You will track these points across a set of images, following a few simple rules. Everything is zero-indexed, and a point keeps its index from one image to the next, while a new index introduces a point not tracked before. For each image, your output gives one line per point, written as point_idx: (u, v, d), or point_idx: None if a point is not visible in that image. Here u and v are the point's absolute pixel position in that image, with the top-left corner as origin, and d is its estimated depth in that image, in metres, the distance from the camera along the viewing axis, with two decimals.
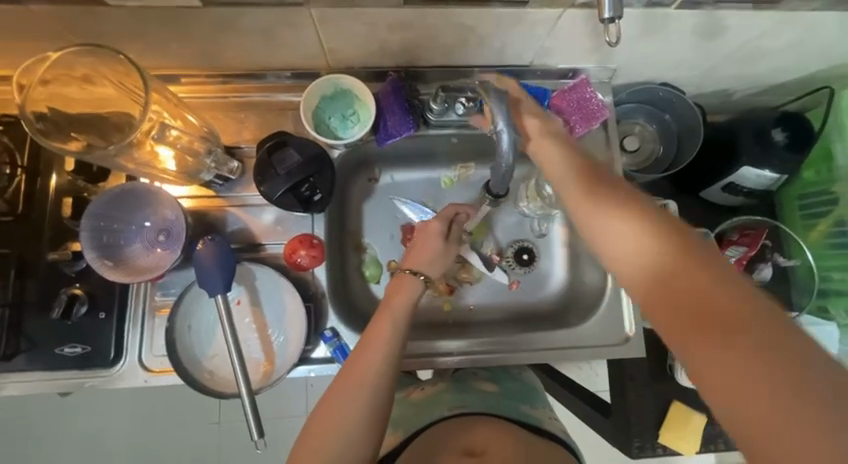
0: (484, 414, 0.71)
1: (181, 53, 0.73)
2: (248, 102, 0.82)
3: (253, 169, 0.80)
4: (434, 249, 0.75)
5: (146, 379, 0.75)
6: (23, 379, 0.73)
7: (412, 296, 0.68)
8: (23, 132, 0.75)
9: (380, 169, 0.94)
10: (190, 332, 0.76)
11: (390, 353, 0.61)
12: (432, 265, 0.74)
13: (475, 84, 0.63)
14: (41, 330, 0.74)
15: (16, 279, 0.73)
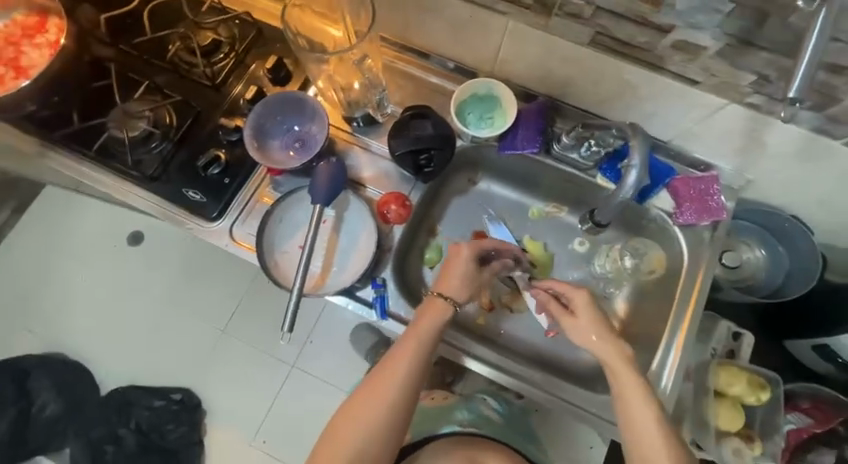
0: (493, 439, 0.91)
1: (385, 15, 0.87)
2: (409, 74, 0.93)
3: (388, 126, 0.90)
4: (465, 271, 0.79)
5: (227, 245, 0.86)
6: (148, 199, 0.86)
7: (440, 319, 0.76)
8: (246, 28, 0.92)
9: (481, 175, 1.01)
10: (277, 223, 0.86)
11: (412, 371, 0.74)
12: (461, 285, 0.79)
13: (623, 126, 0.74)
14: (181, 170, 0.87)
15: (187, 126, 0.87)
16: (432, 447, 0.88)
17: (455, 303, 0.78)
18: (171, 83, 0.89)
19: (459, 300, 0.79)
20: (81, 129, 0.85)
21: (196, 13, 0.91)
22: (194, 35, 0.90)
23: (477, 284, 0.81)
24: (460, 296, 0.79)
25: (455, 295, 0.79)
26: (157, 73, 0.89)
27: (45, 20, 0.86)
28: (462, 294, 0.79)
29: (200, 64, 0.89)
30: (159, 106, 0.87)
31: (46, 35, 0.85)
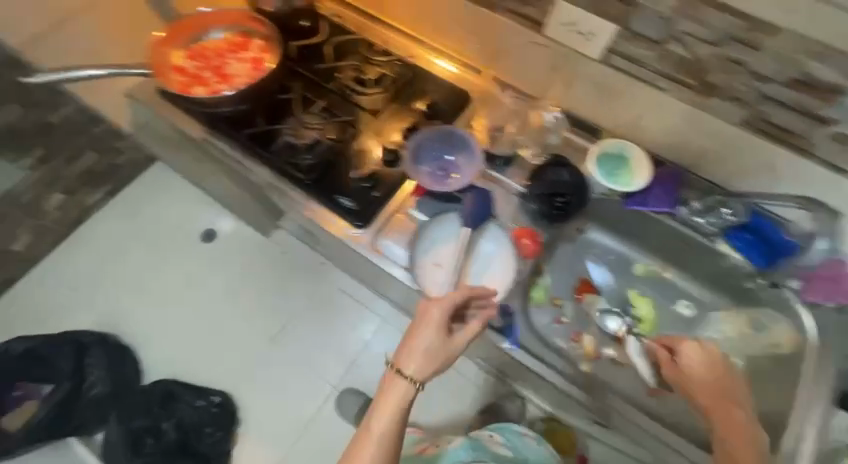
0: None
1: (533, 75, 0.97)
2: (543, 125, 0.99)
3: (523, 169, 0.98)
4: (426, 350, 0.72)
5: (367, 254, 0.92)
6: (303, 200, 0.94)
7: (403, 399, 0.70)
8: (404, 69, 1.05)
9: (590, 226, 1.07)
10: (423, 238, 0.91)
11: (394, 438, 0.69)
12: (424, 361, 0.72)
13: (783, 196, 0.88)
14: (337, 178, 0.94)
15: (347, 142, 0.98)
16: None
17: (419, 383, 0.71)
18: (337, 104, 1.01)
19: (422, 379, 0.71)
20: (259, 133, 0.96)
21: (365, 49, 1.06)
22: (362, 69, 1.04)
23: (447, 356, 0.73)
24: (423, 372, 0.72)
25: (415, 372, 0.71)
26: (326, 94, 1.01)
27: (250, 39, 1.01)
28: (426, 370, 0.72)
29: (364, 93, 1.02)
30: (326, 121, 0.99)
31: (249, 53, 0.99)
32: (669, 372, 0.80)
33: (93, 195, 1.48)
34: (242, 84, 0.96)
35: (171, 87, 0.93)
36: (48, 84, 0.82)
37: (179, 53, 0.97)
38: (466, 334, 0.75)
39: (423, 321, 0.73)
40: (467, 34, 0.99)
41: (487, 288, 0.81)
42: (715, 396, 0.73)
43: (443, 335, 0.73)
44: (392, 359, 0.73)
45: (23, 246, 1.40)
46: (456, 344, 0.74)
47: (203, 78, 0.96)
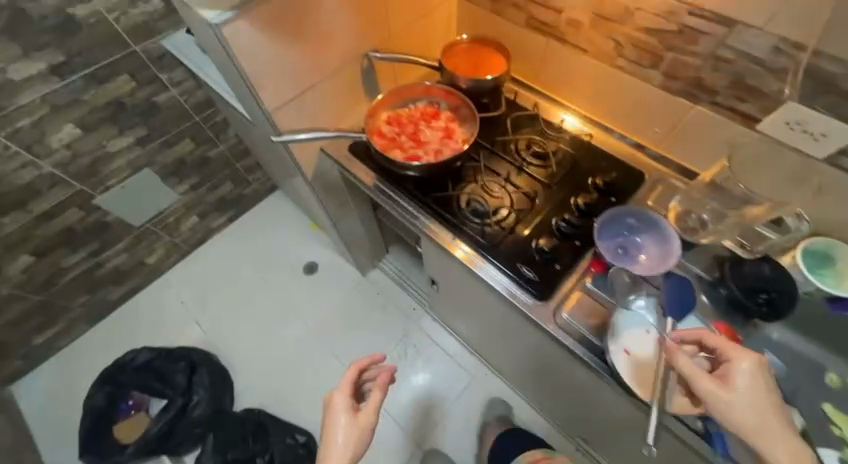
0: None
1: (720, 165, 0.96)
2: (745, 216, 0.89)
3: (709, 257, 0.92)
4: (332, 429, 0.82)
5: (551, 328, 0.89)
6: (480, 264, 0.96)
7: None
8: (577, 145, 1.10)
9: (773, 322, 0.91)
10: (620, 321, 0.87)
11: None
12: (343, 453, 0.80)
13: None
14: (515, 246, 0.96)
15: (525, 211, 1.00)
16: None
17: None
18: (512, 173, 1.07)
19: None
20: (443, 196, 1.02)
21: (534, 122, 1.14)
22: (535, 141, 1.10)
23: (354, 450, 0.81)
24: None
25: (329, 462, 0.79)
26: (502, 163, 1.08)
27: (440, 110, 1.11)
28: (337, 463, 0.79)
29: (537, 164, 1.07)
30: (504, 189, 1.03)
31: (441, 122, 1.08)
32: (687, 367, 0.71)
33: (218, 219, 1.95)
34: (436, 150, 1.04)
35: (375, 147, 1.02)
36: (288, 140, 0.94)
37: (379, 116, 1.08)
38: (373, 405, 0.85)
39: (341, 387, 0.87)
40: (649, 119, 1.03)
41: (372, 357, 0.94)
42: (758, 406, 0.67)
43: (349, 403, 0.85)
44: (331, 405, 0.85)
45: (156, 259, 1.85)
46: (367, 419, 0.84)
47: (401, 141, 1.06)
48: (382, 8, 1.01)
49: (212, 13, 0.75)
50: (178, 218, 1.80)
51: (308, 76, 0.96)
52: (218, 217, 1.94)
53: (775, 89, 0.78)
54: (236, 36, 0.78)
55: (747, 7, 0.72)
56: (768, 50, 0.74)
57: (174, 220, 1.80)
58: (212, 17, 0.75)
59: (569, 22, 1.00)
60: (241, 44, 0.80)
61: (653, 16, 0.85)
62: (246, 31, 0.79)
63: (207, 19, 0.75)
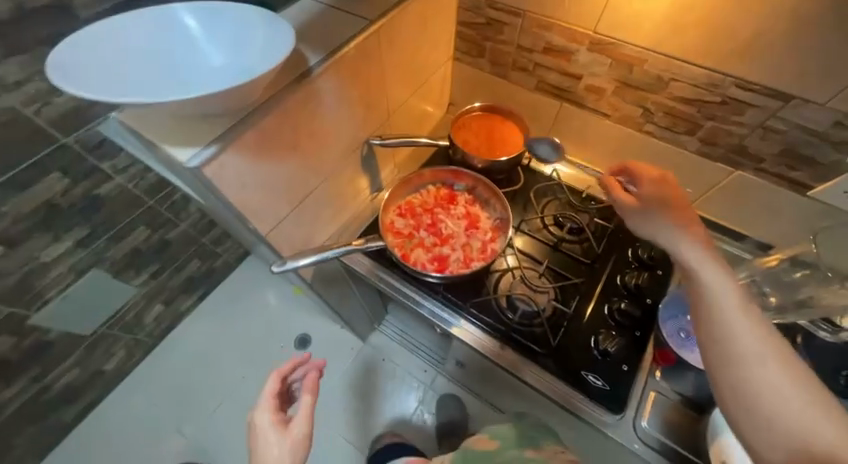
0: None
1: (764, 223, 0.90)
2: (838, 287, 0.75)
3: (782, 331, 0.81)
4: (272, 457, 0.68)
5: (637, 447, 0.79)
6: (539, 376, 0.82)
7: None
8: (606, 211, 1.00)
9: None
10: (727, 441, 0.71)
11: None
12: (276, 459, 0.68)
13: None
14: (574, 349, 0.83)
15: (573, 300, 0.88)
16: None
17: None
18: (546, 255, 0.95)
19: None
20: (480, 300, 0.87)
21: (554, 189, 1.04)
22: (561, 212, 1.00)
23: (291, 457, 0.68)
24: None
25: None
26: (532, 245, 0.96)
27: (456, 194, 0.98)
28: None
29: (571, 240, 0.96)
30: (545, 276, 0.90)
31: (461, 209, 0.95)
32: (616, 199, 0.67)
33: (187, 300, 1.60)
34: (463, 245, 0.90)
35: (393, 251, 0.86)
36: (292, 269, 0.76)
37: (389, 212, 0.93)
38: (306, 408, 0.72)
39: (261, 404, 0.75)
40: (680, 179, 0.96)
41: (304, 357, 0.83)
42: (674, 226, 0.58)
43: (274, 421, 0.73)
44: (261, 425, 0.72)
45: (115, 364, 1.45)
46: (298, 430, 0.70)
47: (420, 241, 0.91)
48: (382, 90, 0.87)
49: (188, 152, 0.56)
50: (137, 312, 1.42)
51: (303, 187, 0.79)
52: (187, 296, 1.58)
53: (832, 159, 0.73)
54: (221, 172, 0.59)
55: (807, 83, 0.66)
56: (829, 124, 0.69)
57: (134, 317, 1.42)
58: (187, 157, 0.55)
59: (588, 87, 0.92)
60: (227, 182, 0.61)
61: (692, 86, 0.77)
62: (233, 164, 0.61)
63: (179, 160, 0.55)
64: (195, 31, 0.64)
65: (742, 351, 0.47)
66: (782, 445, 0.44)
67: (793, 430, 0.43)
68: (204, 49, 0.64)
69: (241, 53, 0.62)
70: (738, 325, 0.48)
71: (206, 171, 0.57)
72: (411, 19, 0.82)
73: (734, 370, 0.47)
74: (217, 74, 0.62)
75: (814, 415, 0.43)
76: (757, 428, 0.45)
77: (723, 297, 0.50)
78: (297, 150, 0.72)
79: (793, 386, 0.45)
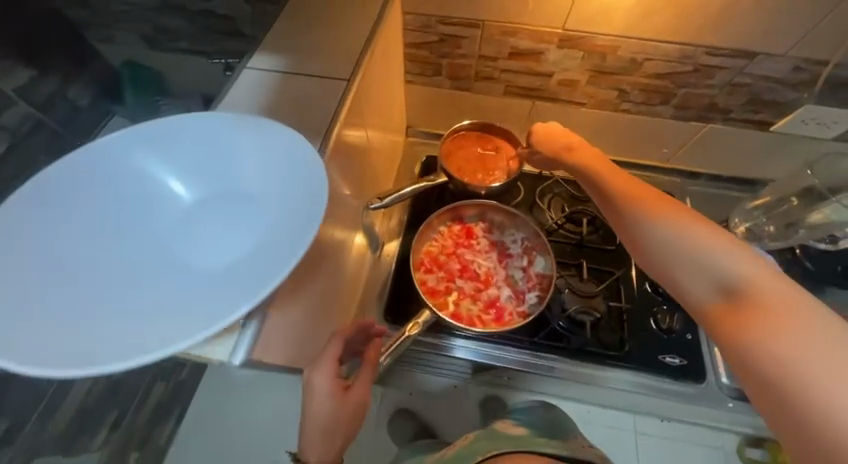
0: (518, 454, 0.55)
1: (733, 162, 0.99)
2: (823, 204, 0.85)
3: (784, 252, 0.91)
4: (324, 421, 0.54)
5: (731, 406, 0.82)
6: (622, 374, 0.84)
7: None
8: None
9: None
10: None
11: None
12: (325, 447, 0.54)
13: None
14: (643, 337, 0.86)
15: (619, 290, 0.90)
16: None
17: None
18: (575, 255, 0.94)
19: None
20: (545, 327, 0.86)
21: (552, 185, 1.03)
22: (569, 208, 1.00)
23: (347, 431, 0.55)
24: (325, 458, 0.55)
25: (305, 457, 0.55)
26: (559, 250, 0.95)
27: (470, 226, 0.92)
28: (326, 455, 0.55)
29: (588, 232, 0.96)
30: (587, 279, 0.90)
31: (484, 241, 0.90)
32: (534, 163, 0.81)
33: None
34: (505, 280, 0.86)
35: (442, 313, 0.79)
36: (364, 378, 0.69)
37: (416, 275, 0.84)
38: (364, 380, 0.59)
39: (323, 355, 0.56)
40: (657, 145, 1.00)
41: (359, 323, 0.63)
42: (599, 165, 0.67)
43: (337, 380, 0.56)
44: (317, 381, 0.55)
45: None
46: (358, 397, 0.57)
47: (461, 291, 0.84)
48: (361, 147, 0.74)
49: (227, 347, 0.45)
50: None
51: (330, 291, 0.67)
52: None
53: (792, 98, 0.82)
54: (269, 344, 0.48)
55: (770, 40, 0.73)
56: (790, 70, 0.77)
57: None
58: (230, 355, 0.44)
59: (561, 82, 0.89)
60: (276, 346, 0.49)
61: (665, 62, 0.80)
62: (279, 325, 0.49)
63: (220, 360, 0.44)
64: (143, 174, 0.47)
65: (644, 222, 0.53)
66: (705, 297, 0.45)
67: (715, 275, 0.44)
68: (164, 191, 0.48)
69: (223, 185, 0.48)
70: (632, 207, 0.56)
71: (255, 357, 0.45)
72: (376, 62, 0.71)
73: (646, 242, 0.52)
74: (201, 221, 0.47)
75: (719, 255, 0.45)
76: (684, 288, 0.47)
77: (619, 194, 0.59)
78: (320, 257, 0.59)
79: (696, 238, 0.47)
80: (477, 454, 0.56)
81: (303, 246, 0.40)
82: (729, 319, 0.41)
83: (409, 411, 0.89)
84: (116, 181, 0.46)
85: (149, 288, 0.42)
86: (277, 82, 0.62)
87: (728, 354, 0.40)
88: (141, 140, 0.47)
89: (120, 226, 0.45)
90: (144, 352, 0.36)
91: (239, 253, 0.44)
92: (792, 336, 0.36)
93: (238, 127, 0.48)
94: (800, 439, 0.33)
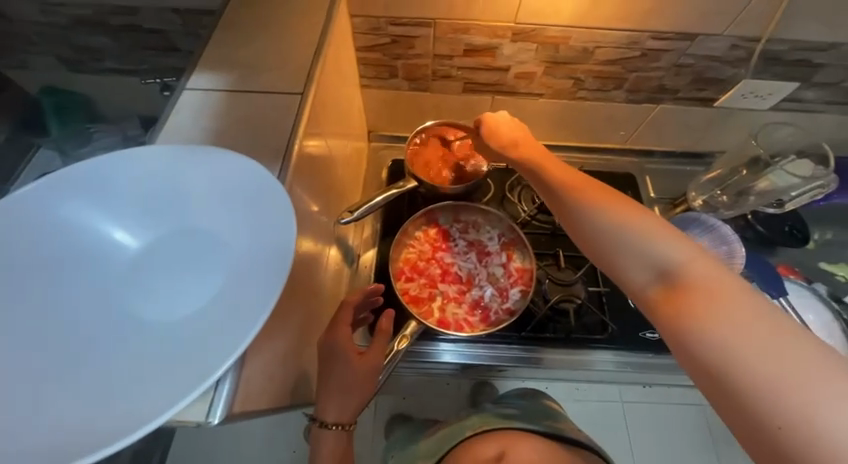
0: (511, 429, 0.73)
1: (684, 138, 1.05)
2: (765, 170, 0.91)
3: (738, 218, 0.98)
4: (342, 384, 0.57)
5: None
6: (607, 355, 0.87)
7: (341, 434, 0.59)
8: None
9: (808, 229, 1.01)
10: None
11: None
12: (344, 401, 0.58)
13: None
14: (623, 316, 0.89)
15: (596, 274, 0.93)
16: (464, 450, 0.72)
17: (336, 427, 0.59)
18: (551, 244, 0.96)
19: (343, 422, 0.59)
20: (531, 321, 0.86)
21: (520, 177, 1.03)
22: (540, 198, 1.01)
23: (364, 393, 0.59)
24: (342, 415, 0.59)
25: (327, 416, 0.59)
26: (535, 241, 0.97)
27: (445, 228, 0.90)
28: (344, 413, 0.59)
29: None
30: (566, 267, 0.91)
31: (461, 242, 0.89)
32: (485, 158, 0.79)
33: None
34: (487, 278, 0.85)
35: (427, 322, 0.77)
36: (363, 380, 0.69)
37: (396, 285, 0.82)
38: (379, 346, 0.62)
39: (338, 321, 0.61)
40: (614, 128, 1.03)
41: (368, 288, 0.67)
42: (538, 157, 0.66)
43: (353, 345, 0.59)
44: (334, 349, 0.58)
45: None
46: (373, 361, 0.60)
47: (445, 296, 0.83)
48: (324, 161, 0.70)
49: (201, 407, 0.39)
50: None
51: (310, 318, 0.63)
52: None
53: (731, 74, 0.87)
54: (249, 391, 0.43)
55: (708, 21, 0.76)
56: (727, 48, 0.81)
57: None
58: (205, 415, 0.39)
59: (518, 75, 0.89)
60: (257, 392, 0.45)
61: (615, 49, 0.82)
62: (258, 368, 0.44)
63: (194, 423, 0.39)
64: (79, 229, 0.42)
65: (587, 211, 0.51)
66: (645, 284, 0.44)
67: (654, 262, 0.43)
68: (104, 244, 0.42)
69: (175, 226, 0.43)
70: (574, 197, 0.54)
71: (237, 410, 0.41)
72: (328, 71, 0.67)
73: (588, 231, 0.50)
74: (155, 271, 0.42)
75: (657, 243, 0.44)
76: (625, 276, 0.46)
77: (561, 185, 0.58)
78: (295, 283, 0.55)
79: (634, 225, 0.46)
80: (470, 427, 0.76)
81: (278, 280, 0.36)
82: (671, 307, 0.40)
83: (405, 416, 0.98)
84: (44, 241, 0.40)
85: (102, 359, 0.37)
86: (223, 101, 0.57)
87: (671, 343, 0.40)
88: (70, 192, 0.42)
89: (58, 292, 0.39)
90: (106, 439, 0.30)
91: (204, 301, 0.39)
92: (733, 325, 0.36)
93: (184, 160, 0.44)
94: (747, 427, 0.33)
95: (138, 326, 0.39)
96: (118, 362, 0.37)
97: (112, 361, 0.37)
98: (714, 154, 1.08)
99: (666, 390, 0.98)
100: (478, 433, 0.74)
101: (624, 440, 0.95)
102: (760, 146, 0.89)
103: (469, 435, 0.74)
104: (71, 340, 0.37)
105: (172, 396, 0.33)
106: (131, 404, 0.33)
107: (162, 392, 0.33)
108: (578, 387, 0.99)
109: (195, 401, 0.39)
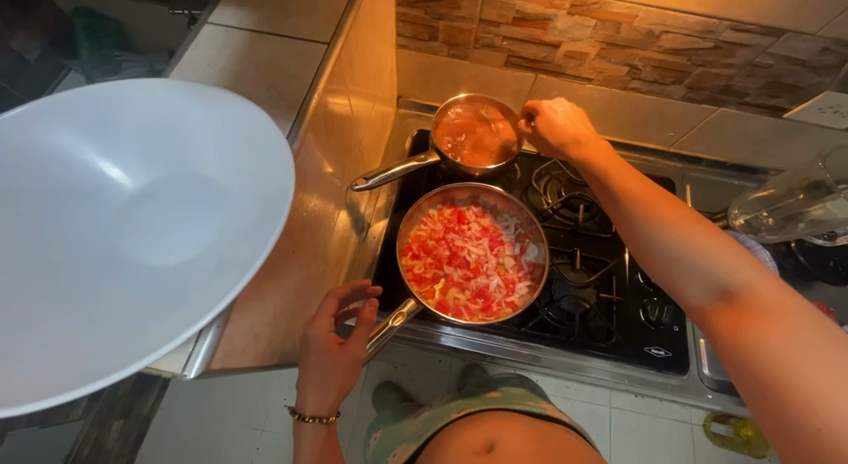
0: (496, 413, 0.73)
1: (738, 149, 0.95)
2: None
3: (779, 244, 0.90)
4: (320, 374, 0.54)
5: (710, 397, 0.83)
6: (605, 366, 0.83)
7: (322, 418, 0.56)
8: None
9: None
10: None
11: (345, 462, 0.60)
12: (323, 394, 0.55)
13: None
14: (632, 329, 0.85)
15: (612, 281, 0.89)
16: (443, 436, 0.72)
17: (313, 420, 0.56)
18: (568, 242, 0.92)
19: (322, 415, 0.56)
20: (534, 317, 0.85)
21: (549, 167, 0.98)
22: (566, 193, 0.95)
23: (342, 385, 0.55)
24: (321, 408, 0.56)
25: (311, 408, 0.55)
26: (552, 236, 0.92)
27: (461, 210, 0.87)
28: (323, 405, 0.55)
29: (585, 219, 0.93)
30: (580, 269, 0.87)
31: (475, 226, 0.85)
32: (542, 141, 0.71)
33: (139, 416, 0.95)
34: (495, 268, 0.82)
35: (427, 304, 0.75)
36: (372, 355, 0.63)
37: (402, 260, 0.80)
38: (362, 337, 0.58)
39: (319, 312, 0.56)
40: (663, 127, 0.94)
41: (357, 282, 0.62)
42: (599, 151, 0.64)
43: (333, 336, 0.56)
44: (316, 333, 0.54)
45: None
46: (354, 353, 0.56)
47: (450, 279, 0.80)
48: (345, 122, 0.66)
49: (180, 358, 0.38)
50: (96, 449, 0.89)
51: (310, 282, 0.62)
52: (152, 391, 0.96)
53: (813, 83, 0.76)
54: (231, 350, 0.42)
55: (803, 16, 0.65)
56: (816, 52, 0.70)
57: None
58: (182, 367, 0.38)
59: (568, 54, 0.81)
60: (240, 351, 0.44)
61: (684, 36, 0.72)
62: (243, 326, 0.43)
63: (170, 373, 0.38)
64: (71, 161, 0.40)
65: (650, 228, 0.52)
66: (705, 300, 0.46)
67: (715, 280, 0.46)
68: (100, 180, 0.41)
69: (175, 172, 0.42)
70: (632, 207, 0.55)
71: (216, 366, 0.40)
72: (362, 23, 0.62)
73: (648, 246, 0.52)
74: (147, 215, 0.41)
75: (718, 263, 0.46)
76: (683, 289, 0.49)
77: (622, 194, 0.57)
78: (299, 242, 0.54)
79: (697, 244, 0.48)
80: (452, 410, 0.77)
81: (270, 237, 0.34)
82: (730, 324, 0.43)
83: (393, 384, 0.98)
84: (35, 166, 0.39)
85: (80, 296, 0.36)
86: (245, 41, 0.53)
87: (728, 356, 0.42)
88: (64, 119, 0.40)
89: (45, 221, 0.38)
90: (70, 382, 0.29)
91: (192, 252, 0.38)
92: (797, 340, 0.38)
93: (188, 101, 0.41)
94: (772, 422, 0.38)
95: (124, 269, 0.38)
96: (96, 301, 0.36)
97: (90, 300, 0.36)
98: (768, 172, 0.98)
99: (657, 402, 0.95)
100: (463, 416, 0.74)
101: (605, 442, 0.93)
102: (827, 170, 0.78)
103: (454, 418, 0.75)
104: (50, 272, 0.36)
105: (147, 344, 0.32)
106: (108, 345, 0.32)
107: (138, 339, 0.32)
108: (568, 385, 0.97)
109: (174, 351, 0.38)
